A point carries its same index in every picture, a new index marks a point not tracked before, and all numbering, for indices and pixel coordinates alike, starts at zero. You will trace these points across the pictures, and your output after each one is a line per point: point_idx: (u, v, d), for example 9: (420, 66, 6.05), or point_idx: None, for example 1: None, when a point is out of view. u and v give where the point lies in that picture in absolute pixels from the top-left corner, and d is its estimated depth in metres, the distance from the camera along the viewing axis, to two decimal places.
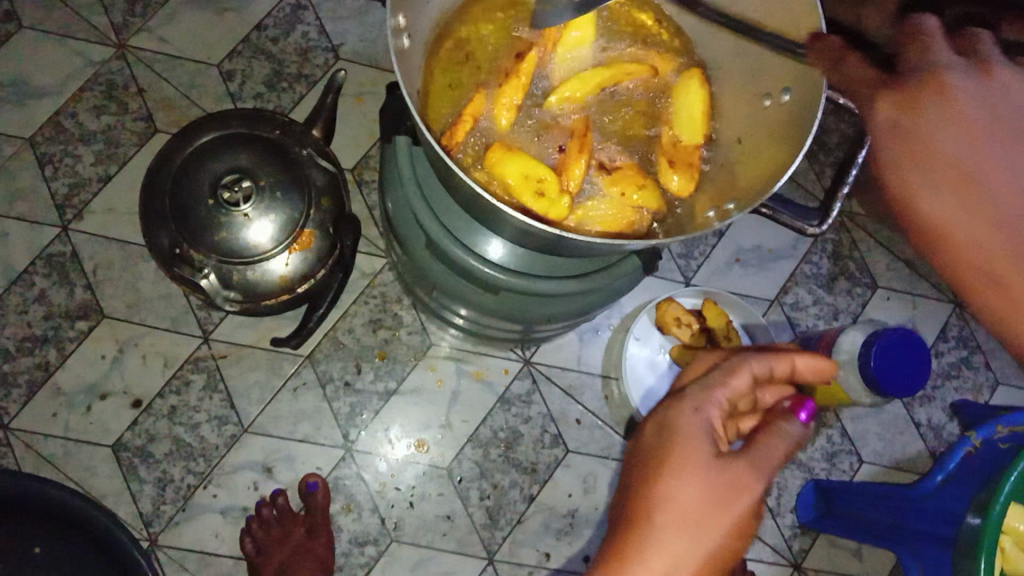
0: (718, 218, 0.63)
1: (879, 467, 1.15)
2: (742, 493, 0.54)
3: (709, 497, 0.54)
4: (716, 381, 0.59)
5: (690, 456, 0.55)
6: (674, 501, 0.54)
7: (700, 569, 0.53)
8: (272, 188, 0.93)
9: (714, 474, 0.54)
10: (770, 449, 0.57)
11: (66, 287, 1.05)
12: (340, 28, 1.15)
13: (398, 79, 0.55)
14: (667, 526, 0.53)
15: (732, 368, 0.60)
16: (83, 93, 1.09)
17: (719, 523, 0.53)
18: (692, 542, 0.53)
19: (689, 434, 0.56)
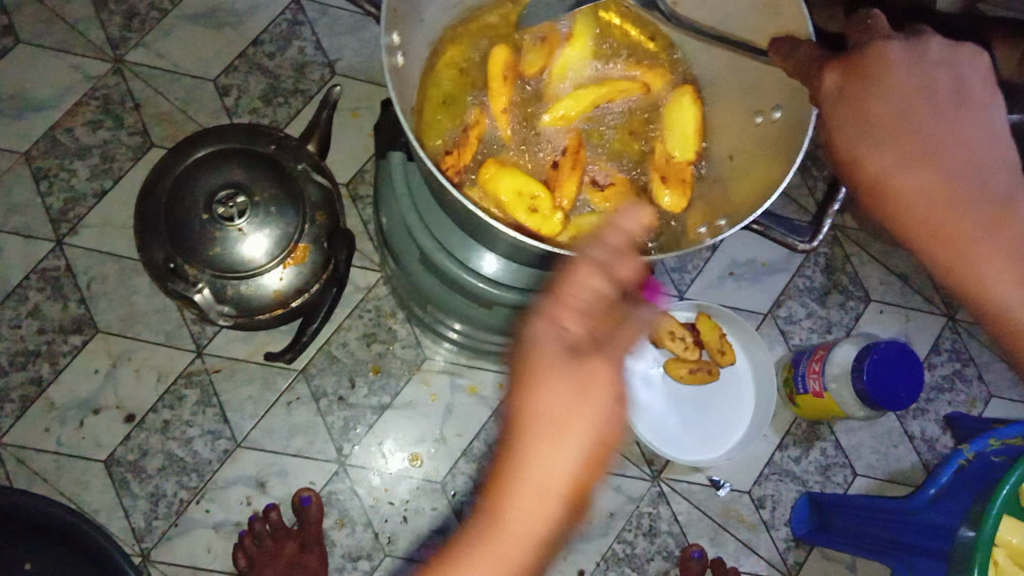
0: (709, 234, 0.64)
1: (873, 480, 1.15)
2: (598, 382, 0.45)
3: (570, 402, 0.44)
4: (555, 283, 0.46)
5: (539, 357, 0.45)
6: (534, 412, 0.45)
7: (563, 487, 0.45)
8: (267, 203, 0.93)
9: (566, 378, 0.45)
10: (622, 336, 0.46)
11: (60, 301, 1.05)
12: (336, 43, 1.15)
13: (392, 97, 0.55)
14: (530, 441, 0.45)
15: (568, 266, 0.46)
16: (79, 107, 1.10)
17: (578, 434, 0.45)
18: (561, 454, 0.45)
19: (533, 341, 0.46)
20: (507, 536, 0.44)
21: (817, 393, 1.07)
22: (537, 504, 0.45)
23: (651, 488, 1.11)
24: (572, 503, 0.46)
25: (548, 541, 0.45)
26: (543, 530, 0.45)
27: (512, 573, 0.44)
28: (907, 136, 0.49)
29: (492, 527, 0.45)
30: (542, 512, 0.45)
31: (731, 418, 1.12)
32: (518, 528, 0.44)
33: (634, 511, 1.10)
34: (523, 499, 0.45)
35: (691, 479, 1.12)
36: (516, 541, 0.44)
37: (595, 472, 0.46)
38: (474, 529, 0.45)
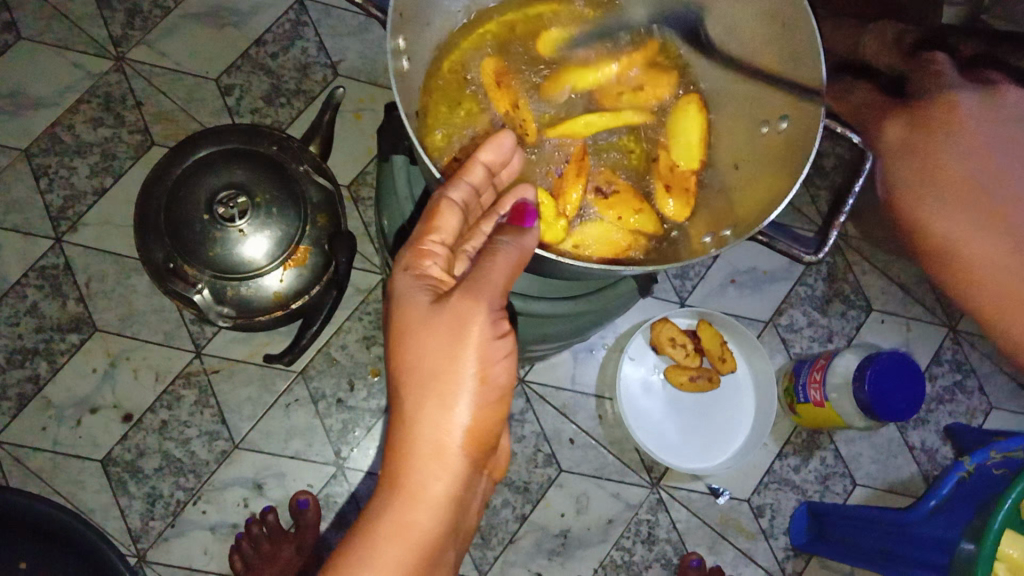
0: (714, 245, 0.64)
1: (872, 490, 1.15)
2: (469, 327, 0.55)
3: (444, 351, 0.55)
4: (421, 228, 0.59)
5: (413, 317, 0.57)
6: (418, 372, 0.56)
7: (456, 426, 0.55)
8: (268, 204, 0.92)
9: (434, 322, 0.56)
10: (490, 270, 0.56)
11: (58, 299, 1.04)
12: (340, 44, 1.15)
13: (396, 103, 0.55)
14: (419, 399, 0.56)
15: (434, 207, 0.58)
16: (81, 105, 1.09)
17: (455, 372, 0.55)
18: (440, 402, 0.55)
19: (408, 296, 0.58)
20: (417, 493, 0.55)
21: (817, 403, 1.06)
22: (436, 456, 0.55)
23: (650, 496, 1.11)
24: (467, 451, 0.56)
25: (457, 485, 0.56)
26: (444, 474, 0.55)
27: (426, 505, 0.55)
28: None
29: (401, 476, 0.56)
30: (440, 461, 0.55)
31: (730, 426, 1.12)
32: (427, 483, 0.55)
33: (633, 518, 1.10)
34: (424, 453, 0.55)
35: (690, 487, 1.12)
36: (426, 494, 0.55)
37: (482, 415, 0.56)
38: (389, 493, 0.56)
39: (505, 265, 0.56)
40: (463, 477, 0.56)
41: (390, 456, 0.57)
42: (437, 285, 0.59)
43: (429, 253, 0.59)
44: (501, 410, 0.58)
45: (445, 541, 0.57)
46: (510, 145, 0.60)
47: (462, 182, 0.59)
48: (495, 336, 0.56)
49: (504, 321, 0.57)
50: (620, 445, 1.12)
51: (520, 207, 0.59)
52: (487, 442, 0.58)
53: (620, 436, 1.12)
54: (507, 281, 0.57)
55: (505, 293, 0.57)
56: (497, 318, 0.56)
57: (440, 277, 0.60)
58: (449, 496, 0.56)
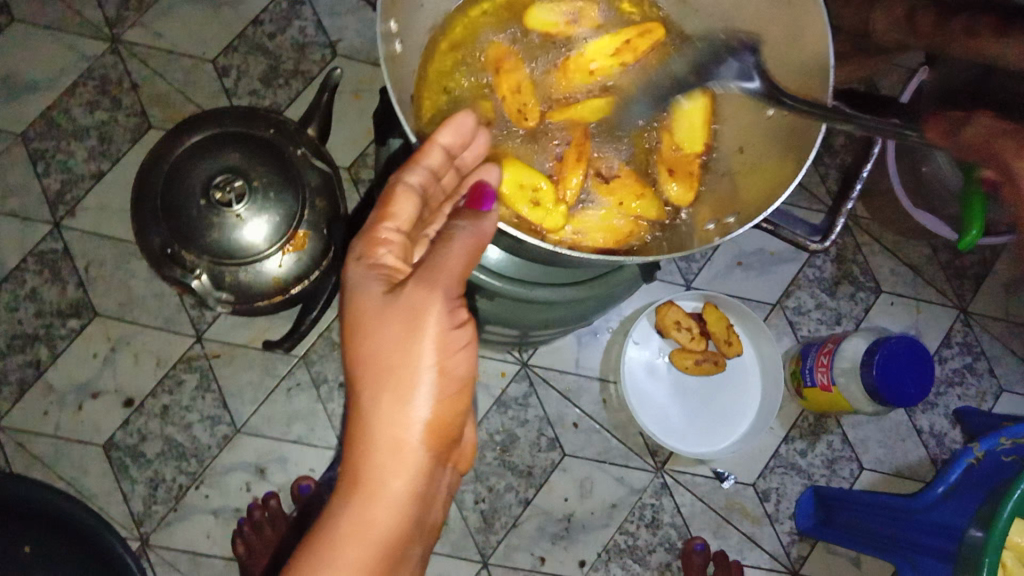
0: (716, 232, 0.62)
1: (879, 474, 1.14)
2: (425, 318, 0.54)
3: (400, 344, 0.54)
4: (376, 216, 0.58)
5: (367, 310, 0.55)
6: (373, 366, 0.55)
7: (414, 419, 0.54)
8: (265, 188, 0.91)
9: (389, 312, 0.54)
10: (447, 255, 0.55)
11: (58, 284, 1.04)
12: (339, 23, 1.13)
13: (389, 91, 0.54)
14: (375, 393, 0.54)
15: (389, 193, 0.58)
16: (77, 87, 1.08)
17: (411, 363, 0.54)
18: (396, 395, 0.54)
19: (363, 287, 0.56)
20: (377, 491, 0.54)
21: (824, 387, 1.05)
22: (395, 451, 0.54)
23: (654, 480, 1.10)
24: (427, 446, 0.55)
25: (418, 482, 0.55)
26: (404, 471, 0.54)
27: (387, 504, 0.54)
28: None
29: (358, 473, 0.54)
30: (399, 457, 0.54)
31: (736, 410, 1.10)
32: (387, 480, 0.54)
33: (637, 502, 1.09)
34: (382, 449, 0.54)
35: (695, 471, 1.11)
36: (386, 492, 0.54)
37: (441, 408, 0.55)
38: (347, 494, 0.54)
39: (461, 251, 0.55)
40: (424, 473, 0.55)
41: (349, 454, 0.55)
42: (392, 274, 0.58)
43: (383, 241, 0.58)
44: (461, 401, 0.57)
45: (409, 539, 0.55)
46: (471, 125, 0.59)
47: (419, 167, 0.58)
48: (453, 325, 0.55)
49: (461, 309, 0.56)
50: (624, 429, 1.11)
51: (478, 189, 0.57)
52: (447, 436, 0.57)
53: (624, 420, 1.11)
54: (463, 267, 0.56)
55: (462, 277, 0.55)
56: (453, 305, 0.55)
57: (394, 266, 0.59)
58: (410, 491, 0.55)
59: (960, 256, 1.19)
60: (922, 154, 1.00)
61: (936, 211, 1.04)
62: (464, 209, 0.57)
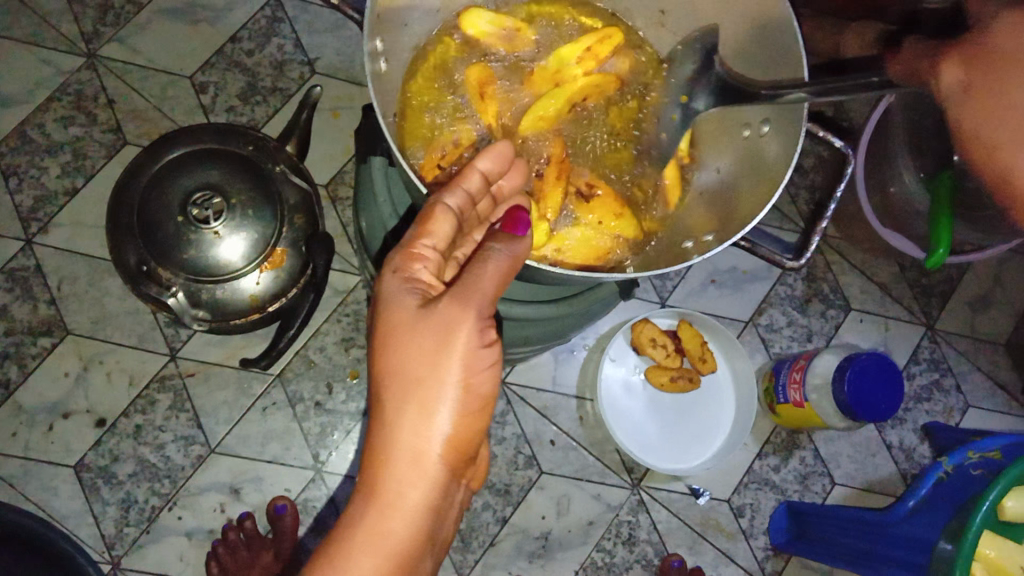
0: (696, 250, 0.64)
1: (851, 489, 1.15)
2: (456, 333, 0.54)
3: (429, 357, 0.54)
4: (414, 231, 0.57)
5: (399, 321, 0.56)
6: (399, 377, 0.55)
7: (435, 433, 0.54)
8: (243, 205, 0.91)
9: (419, 325, 0.55)
10: (481, 277, 0.55)
11: (29, 302, 1.02)
12: (317, 42, 1.13)
13: (375, 108, 0.54)
14: (400, 404, 0.54)
15: (428, 212, 0.57)
16: (51, 103, 1.07)
17: (438, 378, 0.54)
18: (420, 408, 0.54)
19: (395, 300, 0.56)
20: (393, 501, 0.54)
21: (797, 403, 1.07)
22: (414, 462, 0.54)
23: (630, 497, 1.10)
24: (446, 460, 0.55)
25: (433, 497, 0.55)
26: (422, 483, 0.54)
27: (400, 516, 0.54)
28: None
29: (375, 483, 0.54)
30: (418, 469, 0.54)
31: (711, 427, 1.12)
32: (404, 491, 0.54)
33: (614, 519, 1.10)
34: (402, 459, 0.54)
35: (670, 488, 1.12)
36: (402, 503, 0.54)
37: (464, 423, 0.55)
38: (362, 502, 0.54)
39: (496, 273, 0.56)
40: (441, 487, 0.55)
41: (366, 464, 0.55)
42: (427, 290, 0.57)
43: (419, 257, 0.57)
44: (481, 421, 0.57)
45: (421, 554, 0.55)
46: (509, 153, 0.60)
47: (458, 188, 0.58)
48: (481, 343, 0.55)
49: (491, 329, 0.57)
50: (601, 446, 1.11)
51: (513, 216, 0.58)
52: (465, 453, 0.56)
53: (600, 437, 1.12)
54: (496, 288, 0.56)
55: (493, 297, 0.56)
56: (483, 324, 0.55)
57: (430, 282, 0.58)
58: (426, 505, 0.54)
59: (926, 275, 1.22)
60: (889, 174, 1.03)
61: (903, 231, 1.06)
62: (499, 232, 0.58)
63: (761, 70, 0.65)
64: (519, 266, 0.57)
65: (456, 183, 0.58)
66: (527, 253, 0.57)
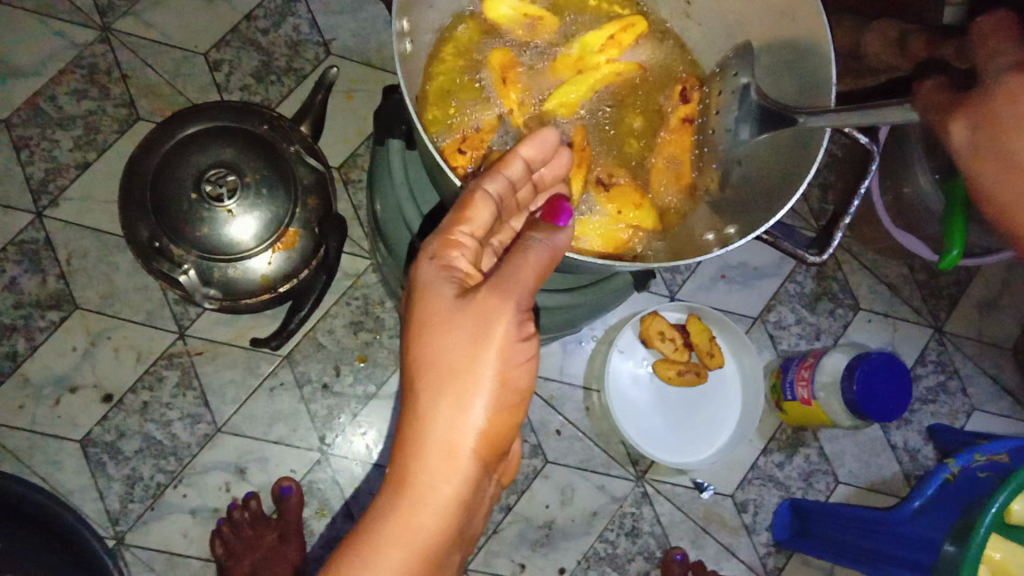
0: (717, 243, 0.63)
1: (854, 488, 1.16)
2: (494, 326, 0.54)
3: (465, 348, 0.54)
4: (452, 218, 0.55)
5: (436, 310, 0.55)
6: (434, 368, 0.54)
7: (468, 427, 0.54)
8: (258, 184, 0.91)
9: (456, 316, 0.54)
10: (522, 268, 0.55)
11: (38, 275, 1.02)
12: (333, 23, 1.13)
13: (400, 84, 0.54)
14: (434, 395, 0.54)
15: (468, 197, 0.56)
16: (65, 76, 1.06)
17: (474, 370, 0.54)
18: (455, 401, 0.54)
19: (432, 288, 0.56)
20: (425, 494, 0.53)
21: (804, 400, 1.06)
22: (447, 455, 0.54)
23: (634, 489, 1.10)
24: (479, 454, 0.55)
25: (465, 492, 0.54)
26: (455, 477, 0.54)
27: (431, 511, 0.53)
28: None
29: (406, 475, 0.54)
30: (452, 463, 0.54)
31: (716, 422, 1.12)
32: (435, 485, 0.53)
33: (617, 511, 1.10)
34: (436, 453, 0.54)
35: (675, 481, 1.11)
36: (433, 497, 0.53)
37: (498, 418, 0.55)
38: (393, 493, 0.54)
39: (535, 265, 0.55)
40: (472, 481, 0.55)
41: (398, 456, 0.54)
42: (465, 279, 0.57)
43: (457, 244, 0.56)
44: (515, 415, 0.57)
45: (450, 548, 0.55)
46: (552, 141, 0.59)
47: (500, 176, 0.57)
48: (517, 337, 0.55)
49: (528, 323, 0.57)
50: (606, 438, 1.11)
51: (554, 205, 0.57)
52: (498, 447, 0.56)
53: (606, 428, 1.12)
54: (535, 281, 0.56)
55: (532, 290, 0.56)
56: (521, 317, 0.55)
57: (468, 271, 0.57)
58: (457, 499, 0.54)
59: (935, 276, 1.22)
60: (904, 174, 1.03)
61: (915, 231, 1.06)
62: (539, 221, 0.58)
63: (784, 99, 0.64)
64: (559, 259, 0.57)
65: (498, 170, 0.57)
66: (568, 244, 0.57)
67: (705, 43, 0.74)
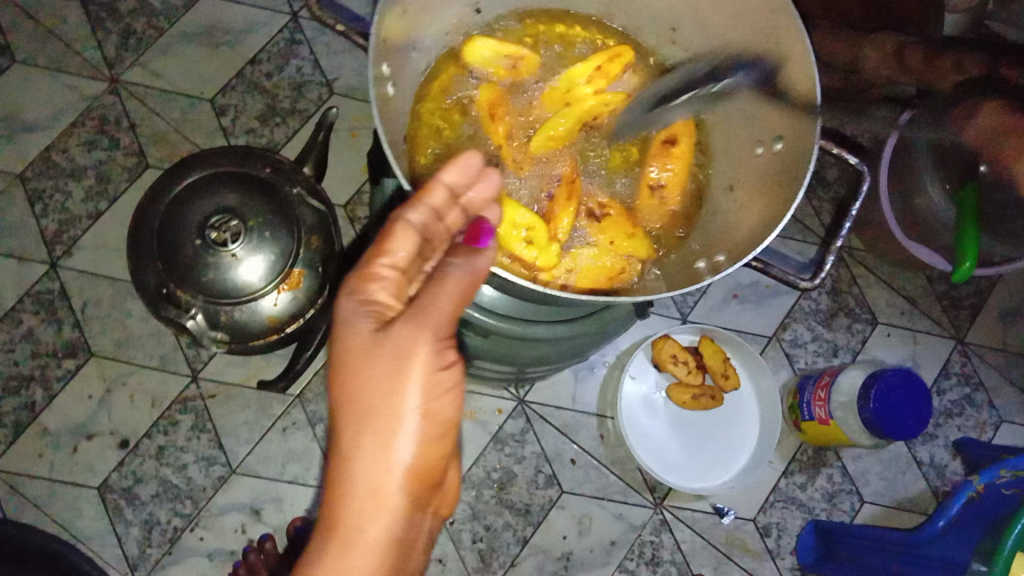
0: (708, 271, 0.63)
1: (880, 508, 1.13)
2: (413, 359, 0.52)
3: (385, 384, 0.52)
4: (371, 252, 0.54)
5: (353, 347, 0.53)
6: (356, 406, 0.52)
7: (393, 465, 0.52)
8: (261, 227, 0.91)
9: (373, 352, 0.52)
10: (440, 294, 0.53)
11: (54, 325, 1.04)
12: (335, 62, 1.14)
13: (378, 127, 0.54)
14: (357, 435, 0.52)
15: (388, 229, 0.54)
16: (75, 127, 1.09)
17: (394, 407, 0.52)
18: (378, 439, 0.52)
19: (349, 323, 0.53)
20: (355, 539, 0.52)
21: (823, 420, 1.04)
22: (374, 498, 0.52)
23: (653, 517, 1.09)
24: (409, 491, 0.53)
25: (396, 532, 0.53)
26: (383, 518, 0.52)
27: (361, 555, 0.51)
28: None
29: (334, 520, 0.52)
30: (379, 504, 0.52)
31: (734, 445, 1.10)
32: (364, 529, 0.52)
33: (636, 539, 1.08)
34: (361, 494, 0.52)
35: (694, 507, 1.10)
36: (363, 541, 0.52)
37: (426, 452, 0.53)
38: (322, 540, 0.52)
39: (455, 289, 0.54)
40: (405, 520, 0.53)
41: (326, 500, 0.53)
42: (384, 311, 0.55)
43: (375, 278, 0.54)
44: (444, 447, 0.55)
45: None
46: (476, 165, 0.57)
47: (421, 205, 0.55)
48: (438, 368, 0.53)
49: (450, 350, 0.54)
50: (622, 465, 1.10)
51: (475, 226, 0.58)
52: (429, 481, 0.54)
53: (622, 455, 1.11)
54: (456, 306, 0.54)
55: (454, 316, 0.54)
56: (441, 346, 0.53)
57: (388, 304, 0.55)
58: (389, 541, 0.52)
59: (954, 287, 1.19)
60: (914, 185, 1.00)
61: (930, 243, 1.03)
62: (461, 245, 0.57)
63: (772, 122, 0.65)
64: (482, 280, 0.55)
65: (417, 198, 0.55)
66: (489, 264, 0.55)
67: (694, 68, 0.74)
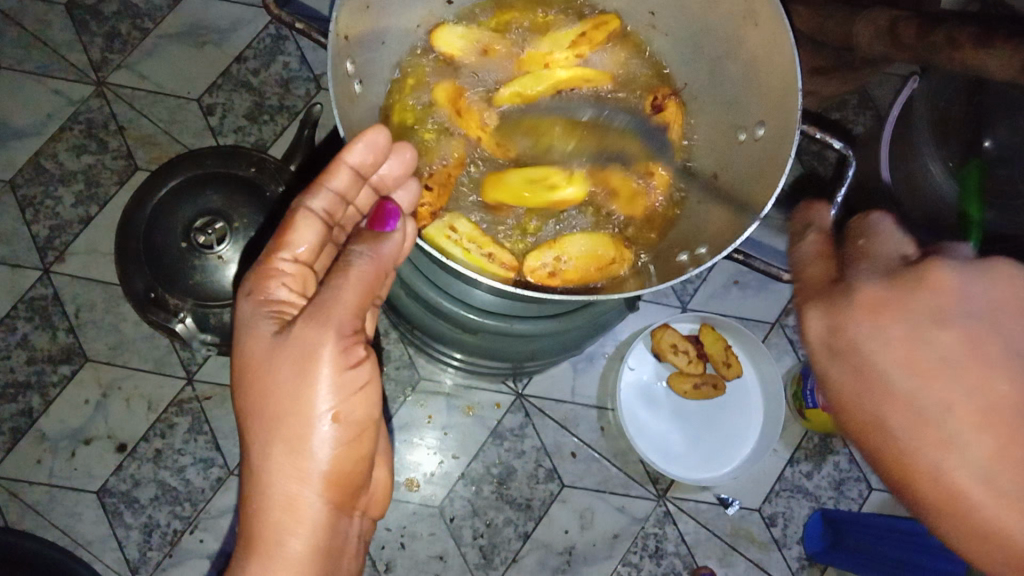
0: (689, 264, 0.62)
1: (890, 494, 1.11)
2: (314, 362, 0.53)
3: (290, 390, 0.54)
4: (273, 245, 0.59)
5: (257, 352, 0.55)
6: (263, 416, 0.54)
7: (304, 474, 0.54)
8: (247, 229, 0.91)
9: (271, 356, 0.54)
10: (341, 289, 0.54)
11: (49, 331, 1.04)
12: (321, 57, 1.13)
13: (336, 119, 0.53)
14: (267, 446, 0.54)
15: (290, 220, 0.60)
16: (64, 132, 1.08)
17: (297, 414, 0.54)
18: (286, 449, 0.54)
19: (252, 326, 0.56)
20: (274, 551, 0.55)
21: None
22: (289, 507, 0.55)
23: (656, 508, 1.07)
24: (325, 497, 0.55)
25: (319, 537, 0.56)
26: (301, 527, 0.55)
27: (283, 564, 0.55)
28: (929, 362, 0.44)
29: (254, 533, 0.55)
30: (293, 515, 0.55)
31: (739, 434, 1.08)
32: (284, 540, 0.55)
33: (640, 532, 1.07)
34: (277, 505, 0.55)
35: (698, 498, 1.08)
36: (283, 552, 0.55)
37: (340, 458, 0.55)
38: (246, 556, 0.55)
39: (358, 281, 0.54)
40: (325, 525, 0.56)
41: (246, 510, 0.56)
42: (283, 310, 0.58)
43: (275, 274, 0.59)
44: (361, 448, 0.57)
45: None
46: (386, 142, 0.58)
47: (323, 191, 0.60)
48: (341, 369, 0.54)
49: (357, 347, 0.55)
50: (624, 457, 1.09)
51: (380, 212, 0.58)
52: (348, 485, 0.57)
53: (623, 447, 1.09)
54: (361, 299, 0.55)
55: (359, 314, 0.55)
56: (343, 345, 0.54)
57: (288, 300, 0.59)
58: (311, 548, 0.55)
59: None
60: None
61: None
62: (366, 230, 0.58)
63: (748, 109, 0.64)
64: (389, 269, 0.57)
65: (314, 185, 0.60)
66: (396, 251, 0.56)
67: (674, 53, 0.73)
